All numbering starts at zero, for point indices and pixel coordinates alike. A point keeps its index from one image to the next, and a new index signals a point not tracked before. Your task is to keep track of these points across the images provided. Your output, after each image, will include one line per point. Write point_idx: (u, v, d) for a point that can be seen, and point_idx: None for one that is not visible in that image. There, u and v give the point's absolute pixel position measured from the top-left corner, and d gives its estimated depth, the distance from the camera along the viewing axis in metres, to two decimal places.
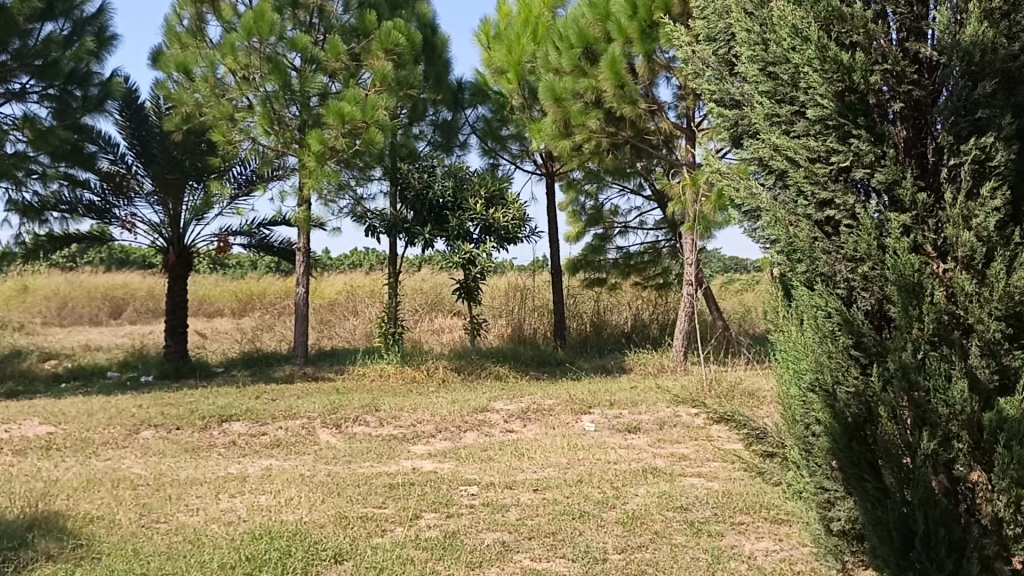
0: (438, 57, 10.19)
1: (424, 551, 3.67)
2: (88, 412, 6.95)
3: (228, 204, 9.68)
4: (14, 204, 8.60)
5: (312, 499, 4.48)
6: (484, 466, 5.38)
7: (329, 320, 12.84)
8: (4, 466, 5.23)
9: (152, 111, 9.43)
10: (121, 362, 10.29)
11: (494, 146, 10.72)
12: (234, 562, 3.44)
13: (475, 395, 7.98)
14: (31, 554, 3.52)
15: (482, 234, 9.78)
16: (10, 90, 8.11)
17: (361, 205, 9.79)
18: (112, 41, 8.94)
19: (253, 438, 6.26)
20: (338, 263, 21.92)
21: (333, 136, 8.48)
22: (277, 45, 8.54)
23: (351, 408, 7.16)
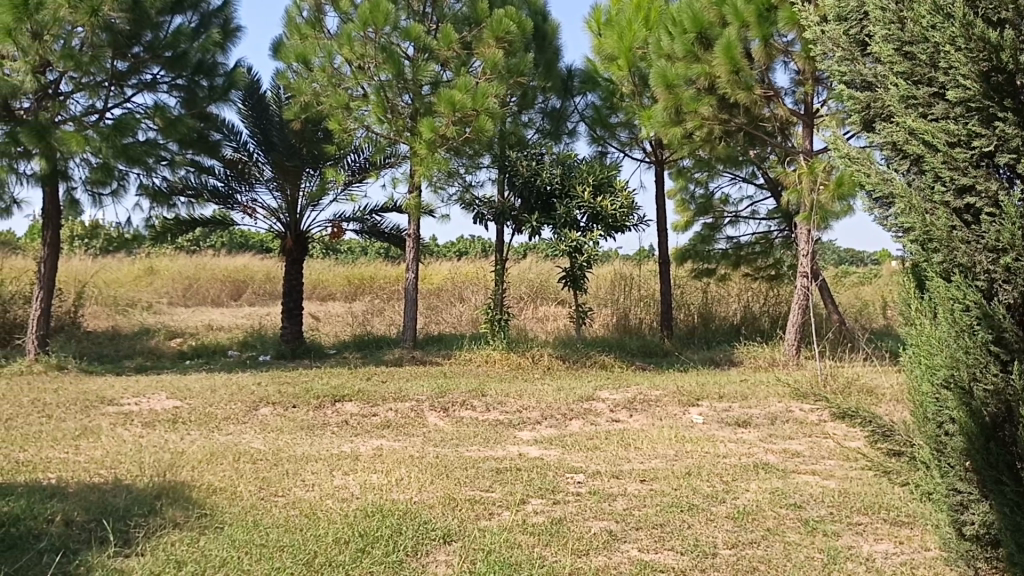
0: (549, 45, 10.13)
1: (532, 536, 3.69)
2: (211, 388, 7.28)
3: (342, 190, 9.92)
4: (145, 188, 9.03)
5: (422, 480, 4.57)
6: (591, 454, 5.36)
7: (437, 306, 13.04)
8: (135, 436, 5.54)
9: (272, 100, 9.73)
10: (241, 342, 10.73)
11: (603, 134, 10.59)
12: (348, 538, 3.55)
13: (580, 383, 7.97)
14: (159, 522, 3.72)
15: (590, 222, 9.73)
16: (143, 80, 8.52)
17: (470, 193, 9.89)
18: (237, 32, 9.25)
19: (365, 418, 6.43)
20: (446, 250, 22.25)
21: (444, 124, 8.59)
22: (392, 34, 8.67)
23: (458, 392, 7.26)
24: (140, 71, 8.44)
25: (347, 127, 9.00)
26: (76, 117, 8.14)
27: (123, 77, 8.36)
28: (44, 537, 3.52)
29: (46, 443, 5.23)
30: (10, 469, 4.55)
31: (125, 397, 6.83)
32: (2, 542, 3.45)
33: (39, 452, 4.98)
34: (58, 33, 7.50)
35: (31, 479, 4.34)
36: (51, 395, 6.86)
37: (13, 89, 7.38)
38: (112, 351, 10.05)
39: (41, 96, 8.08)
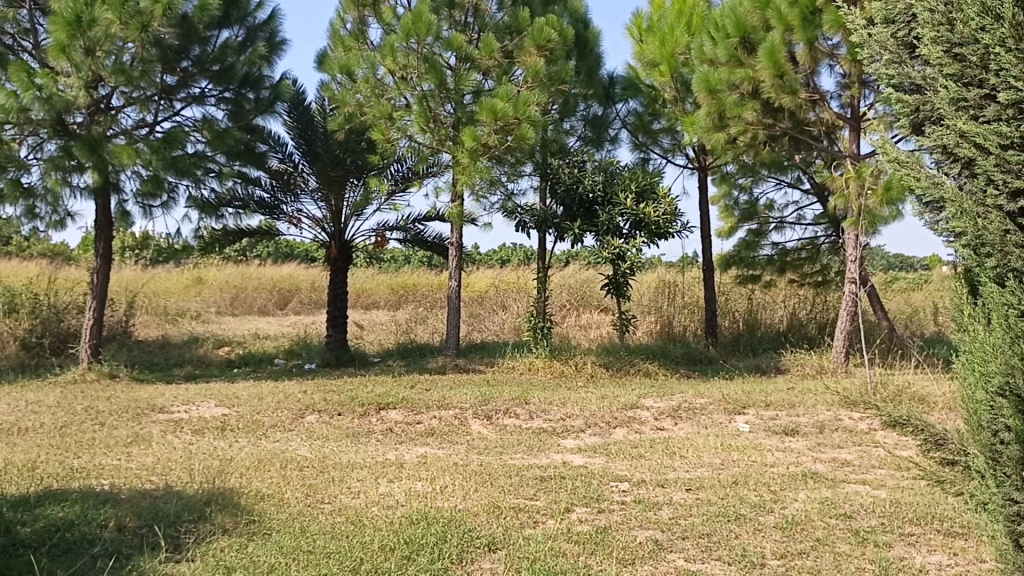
0: (590, 52, 10.14)
1: (576, 544, 3.68)
2: (258, 395, 7.38)
3: (386, 199, 10.01)
4: (194, 200, 9.20)
5: (466, 487, 4.58)
6: (635, 462, 5.33)
7: (480, 314, 13.08)
8: (185, 444, 5.63)
9: (317, 112, 9.85)
10: (288, 350, 10.87)
11: (646, 140, 10.60)
12: (394, 545, 3.57)
13: (624, 391, 7.93)
14: (209, 528, 3.78)
15: (632, 229, 9.70)
16: (191, 94, 8.69)
17: (512, 201, 9.91)
18: (282, 45, 9.38)
19: (409, 426, 6.47)
20: (488, 258, 22.33)
21: (486, 132, 8.63)
22: (434, 45, 8.77)
23: (502, 400, 7.27)
24: (188, 84, 8.62)
25: (390, 137, 9.08)
26: (127, 131, 8.33)
27: (172, 90, 8.54)
28: (98, 542, 3.60)
29: (99, 450, 5.35)
30: (65, 475, 4.66)
31: (175, 404, 6.96)
32: (56, 548, 3.54)
33: (93, 459, 5.09)
34: (109, 49, 7.61)
35: (85, 485, 4.44)
36: (104, 402, 7.01)
37: (67, 104, 7.54)
38: (162, 360, 10.25)
39: (94, 111, 8.24)
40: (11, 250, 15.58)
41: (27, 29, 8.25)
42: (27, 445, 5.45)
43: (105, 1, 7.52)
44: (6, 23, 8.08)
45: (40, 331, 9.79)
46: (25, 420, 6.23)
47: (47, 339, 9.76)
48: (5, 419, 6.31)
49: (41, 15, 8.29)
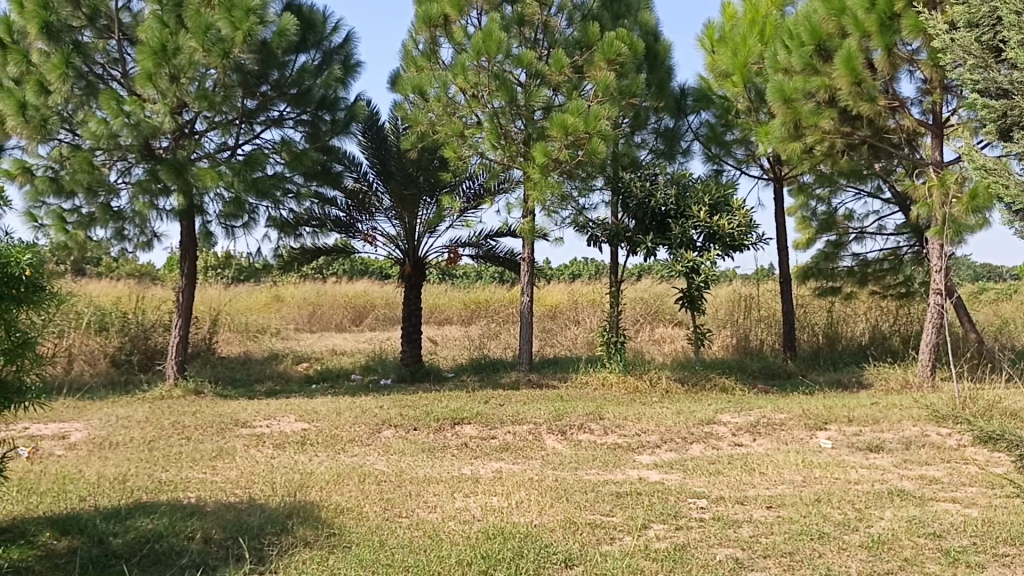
0: (661, 64, 10.08)
1: (654, 562, 3.64)
2: (337, 410, 7.53)
3: (458, 216, 10.12)
4: (274, 220, 9.45)
5: (542, 502, 4.58)
6: (713, 479, 5.24)
7: (552, 329, 13.09)
8: (267, 457, 5.77)
9: (390, 131, 10.00)
10: (364, 366, 11.04)
11: (718, 152, 10.39)
12: (471, 559, 3.59)
13: (701, 406, 7.82)
14: (291, 540, 3.86)
15: (706, 242, 9.57)
16: (270, 117, 8.95)
17: (583, 215, 9.90)
18: (357, 68, 9.58)
19: (483, 441, 6.50)
20: (560, 273, 22.33)
21: (558, 147, 8.67)
22: (504, 62, 8.86)
23: (576, 416, 7.24)
24: (267, 108, 8.88)
25: (462, 155, 9.20)
26: (210, 154, 8.62)
27: (252, 114, 8.81)
28: (186, 553, 3.71)
29: (186, 463, 5.52)
30: (154, 488, 4.82)
31: (257, 419, 7.14)
32: (147, 558, 3.67)
33: (180, 473, 5.25)
34: (193, 76, 7.92)
35: (173, 498, 4.58)
36: (190, 417, 7.24)
37: (154, 130, 7.84)
38: (244, 375, 10.54)
39: (178, 136, 8.55)
40: (101, 271, 16.22)
41: (116, 58, 8.61)
42: (118, 459, 5.65)
43: (189, 30, 7.85)
44: (96, 54, 8.45)
45: (128, 348, 10.15)
46: (116, 435, 6.47)
47: (135, 356, 10.12)
48: (97, 433, 6.57)
49: (129, 46, 8.65)
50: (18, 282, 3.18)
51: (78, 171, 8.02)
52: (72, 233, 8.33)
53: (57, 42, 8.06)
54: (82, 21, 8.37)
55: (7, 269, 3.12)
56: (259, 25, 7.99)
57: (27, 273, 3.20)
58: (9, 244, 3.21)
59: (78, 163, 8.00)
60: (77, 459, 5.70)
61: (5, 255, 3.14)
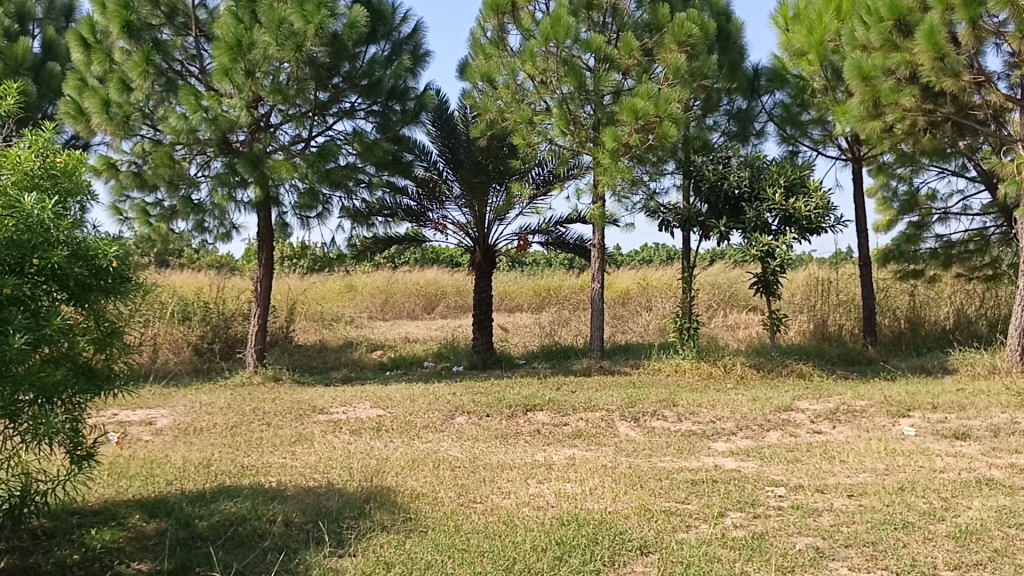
0: (734, 44, 9.90)
1: (732, 551, 3.58)
2: (411, 397, 7.62)
3: (528, 203, 10.12)
4: (346, 210, 9.61)
5: (616, 490, 4.56)
6: (792, 467, 5.14)
7: (623, 315, 13.00)
8: (344, 443, 5.88)
9: (459, 120, 10.02)
10: (436, 353, 11.15)
11: (794, 133, 10.11)
12: (545, 546, 3.60)
13: (777, 393, 7.67)
14: (369, 524, 3.93)
15: (782, 225, 9.35)
16: (342, 109, 9.08)
17: (654, 200, 9.80)
18: (426, 57, 9.64)
19: (556, 428, 6.49)
20: (630, 258, 22.15)
21: (627, 132, 8.58)
22: (573, 47, 8.83)
23: (649, 402, 7.19)
24: (340, 100, 9.00)
25: (531, 142, 9.18)
26: (284, 147, 8.77)
27: (325, 107, 8.95)
28: (268, 536, 3.82)
29: (267, 448, 5.67)
30: (237, 472, 4.95)
31: (334, 406, 7.28)
32: (232, 540, 3.78)
33: (261, 458, 5.40)
34: (267, 70, 8.06)
35: (255, 482, 4.72)
36: (270, 404, 7.43)
37: (231, 124, 8.07)
38: (321, 363, 10.76)
39: (255, 130, 8.70)
40: (183, 262, 16.75)
41: (194, 55, 8.85)
42: (202, 444, 5.84)
43: (263, 25, 7.99)
44: (175, 51, 8.70)
45: (210, 337, 10.54)
46: (200, 421, 6.68)
47: (217, 345, 10.51)
48: (182, 419, 6.79)
49: (206, 42, 8.87)
50: (106, 272, 3.31)
51: (160, 166, 8.26)
52: (155, 225, 8.62)
53: (138, 41, 8.33)
54: (161, 19, 8.59)
55: (95, 262, 3.24)
56: (330, 18, 8.09)
57: (113, 264, 3.32)
58: (96, 237, 3.32)
59: (159, 158, 8.23)
60: (163, 444, 5.90)
61: (92, 248, 3.24)
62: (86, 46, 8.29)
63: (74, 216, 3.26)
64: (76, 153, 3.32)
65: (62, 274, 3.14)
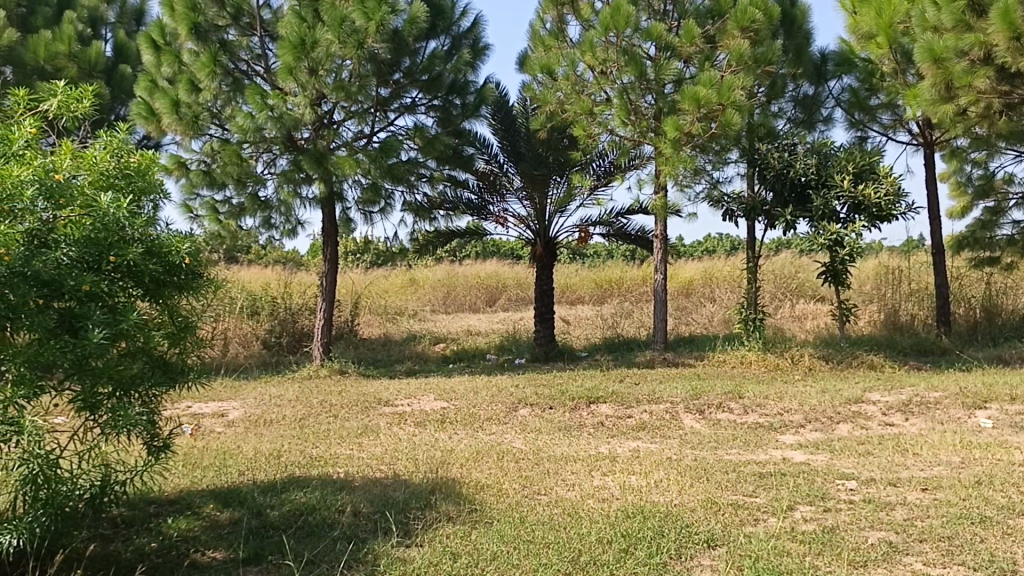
0: (798, 29, 9.69)
1: (801, 544, 3.53)
2: (474, 389, 7.67)
3: (588, 194, 10.09)
4: (408, 205, 9.70)
5: (681, 482, 4.51)
6: (863, 460, 5.03)
7: (687, 307, 12.87)
8: (409, 435, 5.95)
9: (519, 113, 10.04)
10: (498, 346, 11.18)
11: (862, 118, 9.92)
12: (611, 537, 3.60)
13: (847, 385, 7.51)
14: (435, 515, 3.97)
15: (851, 213, 9.12)
16: (403, 104, 9.16)
17: (718, 189, 9.68)
18: (485, 51, 9.67)
19: (620, 420, 6.46)
20: (693, 250, 21.87)
21: (690, 121, 8.48)
22: (633, 37, 8.73)
23: (714, 394, 7.11)
24: (400, 95, 9.08)
25: (592, 133, 9.13)
26: (348, 143, 8.88)
27: (386, 103, 9.04)
28: (337, 526, 3.89)
29: (334, 440, 5.77)
30: (306, 463, 5.06)
31: (399, 398, 7.37)
32: (303, 530, 3.87)
33: (329, 449, 5.49)
34: (330, 67, 8.18)
35: (323, 472, 4.81)
36: (336, 396, 7.57)
37: (295, 121, 8.22)
38: (385, 356, 10.89)
39: (318, 127, 8.81)
40: (251, 258, 17.12)
41: (259, 54, 9.00)
42: (272, 435, 5.97)
43: (325, 23, 8.09)
44: (241, 51, 8.87)
45: (278, 331, 10.77)
46: (270, 413, 6.84)
47: (284, 339, 10.74)
48: (253, 411, 6.96)
49: (271, 41, 9.01)
50: (179, 269, 3.41)
51: (228, 164, 8.44)
52: (224, 222, 8.84)
53: (204, 42, 8.52)
54: (227, 20, 8.79)
55: (169, 258, 3.33)
56: (391, 15, 8.15)
57: (186, 261, 3.42)
58: (169, 235, 3.40)
59: (227, 156, 8.40)
60: (234, 435, 6.05)
61: (166, 246, 3.33)
62: (156, 49, 8.53)
63: (147, 214, 3.35)
64: (149, 154, 3.42)
65: (137, 271, 3.24)
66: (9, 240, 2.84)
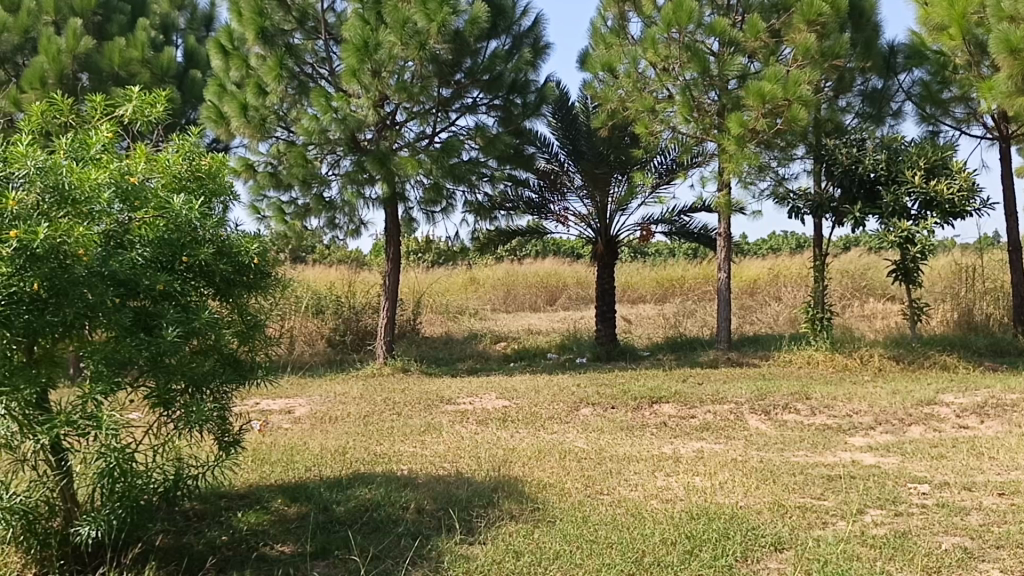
0: (867, 21, 9.48)
1: (873, 549, 3.45)
2: (536, 388, 7.67)
3: (650, 192, 10.01)
4: (470, 204, 9.76)
5: (747, 484, 4.45)
6: (936, 463, 4.89)
7: (751, 307, 12.67)
8: (471, 433, 5.99)
9: (580, 111, 10.02)
10: (559, 345, 11.17)
11: (934, 112, 9.68)
12: (675, 539, 3.56)
13: (919, 386, 7.30)
14: (498, 513, 3.99)
15: (922, 209, 8.87)
16: (465, 104, 9.21)
17: (784, 186, 9.52)
18: (546, 49, 9.64)
19: (683, 420, 6.39)
20: (757, 248, 21.55)
21: (755, 117, 8.35)
22: (696, 32, 8.65)
23: (781, 395, 6.99)
24: (462, 95, 9.13)
25: (654, 130, 9.05)
26: (410, 143, 8.96)
27: (448, 102, 9.11)
28: (402, 522, 3.93)
29: (398, 437, 5.84)
30: (371, 460, 5.12)
31: (461, 397, 7.42)
32: (368, 525, 3.92)
33: (393, 446, 5.56)
34: (393, 69, 8.27)
35: (388, 469, 4.87)
36: (400, 394, 7.65)
37: (359, 123, 8.33)
38: (447, 354, 10.98)
39: (381, 128, 8.92)
40: (315, 257, 17.41)
41: (324, 57, 9.15)
42: (338, 432, 6.07)
43: (388, 25, 8.19)
44: (306, 54, 9.04)
45: (342, 329, 10.94)
46: (335, 410, 6.94)
47: (348, 337, 10.89)
48: (319, 408, 7.07)
49: (335, 44, 9.15)
50: (248, 269, 3.51)
51: (294, 165, 8.60)
52: (291, 223, 9.03)
53: (271, 46, 8.69)
54: (293, 24, 8.98)
55: (239, 258, 3.43)
56: (452, 16, 8.21)
57: (255, 261, 3.52)
58: (240, 235, 3.50)
59: (294, 158, 8.57)
60: (301, 432, 6.16)
61: (236, 246, 3.44)
62: (225, 54, 8.68)
63: (219, 215, 3.44)
64: (220, 156, 3.52)
65: (208, 270, 3.34)
66: (87, 241, 2.90)
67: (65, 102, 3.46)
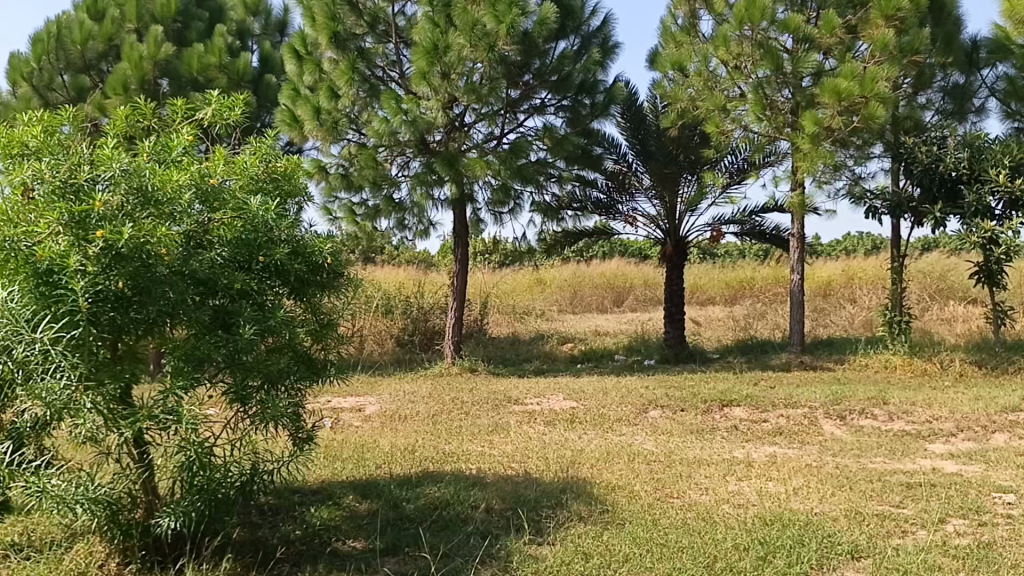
0: (948, 15, 9.20)
1: (955, 559, 3.33)
2: (603, 390, 7.63)
3: (721, 193, 9.87)
4: (538, 205, 9.75)
5: (823, 490, 4.34)
6: (1022, 472, 4.70)
7: (825, 309, 12.38)
8: (540, 433, 5.99)
9: (649, 110, 10.00)
10: (627, 346, 11.09)
11: (1020, 108, 9.27)
12: (748, 544, 3.50)
13: (1004, 392, 7.02)
14: (566, 514, 3.98)
15: (1007, 209, 8.55)
16: (533, 105, 9.22)
17: (860, 185, 9.28)
18: (615, 49, 9.57)
19: (755, 424, 6.29)
20: (830, 248, 21.09)
21: (830, 115, 8.16)
22: (769, 29, 8.46)
23: (856, 400, 6.81)
24: (530, 96, 9.14)
25: (725, 129, 8.92)
26: (478, 144, 9.01)
27: (516, 104, 9.13)
28: (471, 521, 3.95)
29: (466, 437, 5.87)
30: (439, 458, 5.17)
31: (528, 397, 7.42)
32: (438, 522, 3.96)
33: (462, 446, 5.59)
34: (462, 71, 8.31)
35: (457, 468, 4.91)
36: (468, 394, 7.68)
37: (428, 124, 8.44)
38: (514, 355, 11.00)
39: (450, 129, 8.95)
40: (384, 258, 17.64)
41: (394, 60, 9.27)
42: (407, 430, 6.13)
43: (457, 28, 8.26)
44: (377, 58, 9.17)
45: (411, 329, 11.07)
46: (405, 408, 7.03)
47: (417, 337, 11.01)
48: (388, 407, 7.17)
49: (405, 47, 9.25)
50: (322, 269, 3.60)
51: (364, 167, 8.75)
52: (361, 224, 9.18)
53: (344, 50, 8.87)
54: (364, 28, 9.10)
55: (312, 258, 3.52)
56: (522, 17, 8.23)
57: (328, 261, 3.60)
58: (313, 236, 3.59)
59: (365, 160, 8.72)
60: (371, 430, 6.25)
61: (310, 247, 3.53)
62: (299, 58, 8.90)
63: (293, 216, 3.53)
64: (294, 158, 3.61)
65: (283, 270, 3.42)
66: (168, 241, 2.97)
67: (147, 106, 3.57)
